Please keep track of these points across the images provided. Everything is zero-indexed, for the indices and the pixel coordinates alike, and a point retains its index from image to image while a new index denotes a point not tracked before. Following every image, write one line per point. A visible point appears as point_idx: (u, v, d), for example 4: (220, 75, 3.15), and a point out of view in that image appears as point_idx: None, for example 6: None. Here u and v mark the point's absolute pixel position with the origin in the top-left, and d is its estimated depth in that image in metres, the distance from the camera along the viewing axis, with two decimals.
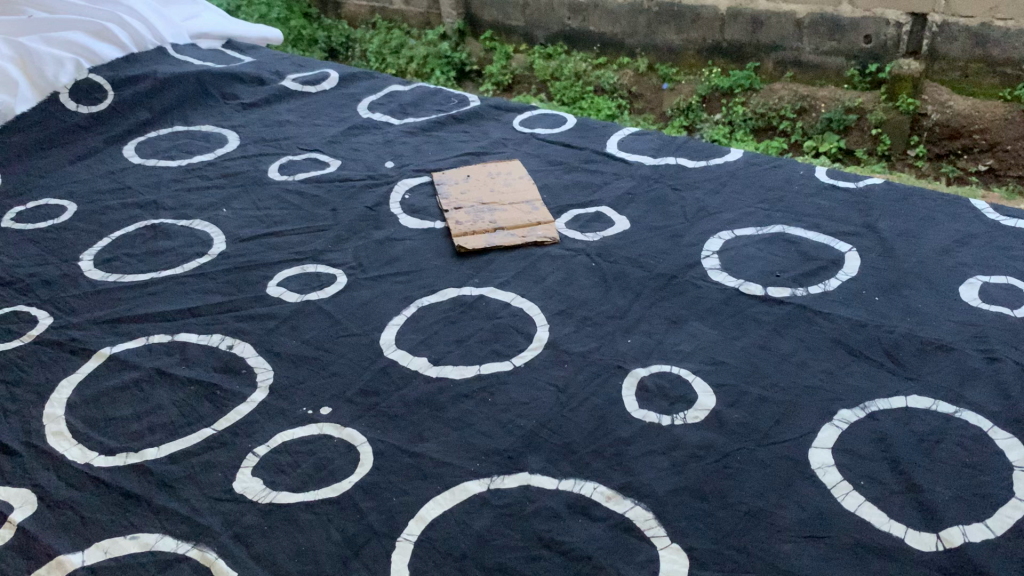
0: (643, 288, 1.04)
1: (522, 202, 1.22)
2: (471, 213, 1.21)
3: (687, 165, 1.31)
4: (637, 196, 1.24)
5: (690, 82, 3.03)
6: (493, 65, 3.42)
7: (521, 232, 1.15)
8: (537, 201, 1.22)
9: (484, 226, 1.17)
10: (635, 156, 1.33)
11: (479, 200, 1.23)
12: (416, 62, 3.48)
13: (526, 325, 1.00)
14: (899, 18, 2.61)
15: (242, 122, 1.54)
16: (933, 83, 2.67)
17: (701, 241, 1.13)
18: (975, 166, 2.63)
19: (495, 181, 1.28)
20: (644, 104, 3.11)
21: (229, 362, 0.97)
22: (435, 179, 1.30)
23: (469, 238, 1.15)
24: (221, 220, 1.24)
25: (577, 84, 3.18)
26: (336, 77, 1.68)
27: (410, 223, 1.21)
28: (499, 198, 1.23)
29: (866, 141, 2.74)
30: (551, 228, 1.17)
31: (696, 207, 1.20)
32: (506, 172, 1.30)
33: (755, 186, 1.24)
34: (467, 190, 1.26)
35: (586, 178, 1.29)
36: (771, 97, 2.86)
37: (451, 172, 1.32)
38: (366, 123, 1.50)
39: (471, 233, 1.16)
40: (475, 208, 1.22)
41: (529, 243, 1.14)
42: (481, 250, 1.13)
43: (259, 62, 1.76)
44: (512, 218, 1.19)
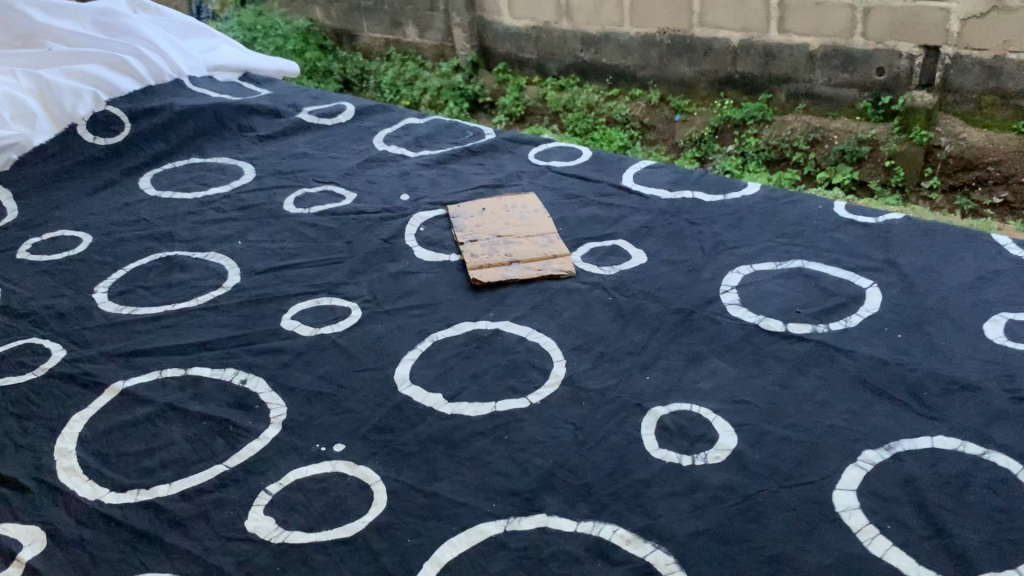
0: (661, 324, 1.03)
1: (538, 235, 1.21)
2: (486, 245, 1.20)
3: (704, 199, 1.30)
4: (653, 229, 1.23)
5: (702, 114, 3.05)
6: (506, 97, 3.45)
7: (537, 265, 1.14)
8: (553, 234, 1.22)
9: (499, 259, 1.16)
10: (652, 189, 1.33)
11: (495, 233, 1.23)
12: (430, 94, 3.52)
13: (543, 361, 0.98)
14: (911, 50, 2.58)
15: (258, 154, 1.54)
16: (946, 115, 2.63)
17: (720, 276, 1.11)
18: (989, 199, 2.61)
19: (510, 214, 1.27)
20: (657, 134, 3.12)
21: (242, 397, 0.96)
22: (450, 211, 1.29)
23: (485, 271, 1.14)
24: (236, 253, 1.24)
25: (589, 115, 3.22)
26: (352, 109, 1.68)
27: (425, 255, 1.20)
28: (514, 231, 1.22)
29: (880, 173, 2.73)
30: (567, 261, 1.16)
31: (713, 241, 1.19)
32: (522, 204, 1.29)
33: (772, 221, 1.23)
34: (483, 222, 1.25)
35: (603, 211, 1.28)
36: (784, 129, 2.88)
37: (467, 204, 1.31)
38: (381, 155, 1.50)
39: (486, 266, 1.15)
40: (490, 240, 1.21)
41: (545, 277, 1.13)
42: (496, 283, 1.12)
43: (275, 94, 1.76)
44: (527, 251, 1.18)
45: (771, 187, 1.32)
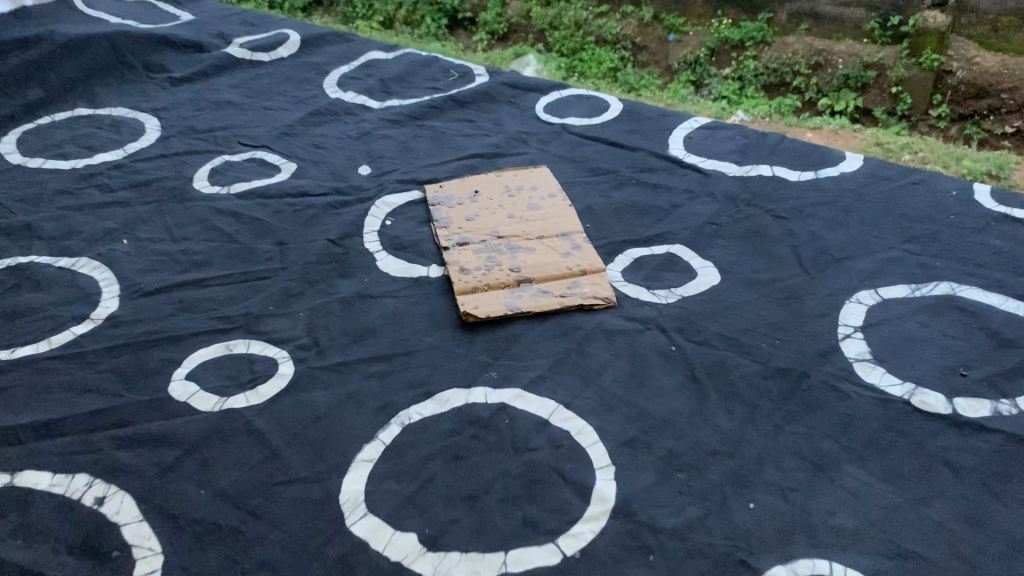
0: (758, 399, 0.67)
1: (555, 237, 0.84)
2: (480, 252, 0.82)
3: (788, 176, 0.92)
4: (722, 227, 0.85)
5: (698, 32, 2.35)
6: (486, 13, 2.67)
7: (558, 287, 0.77)
8: (577, 235, 0.84)
9: (501, 277, 0.79)
10: (713, 162, 0.94)
11: (494, 232, 0.85)
12: (403, 9, 2.97)
13: (578, 467, 0.62)
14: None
15: (168, 103, 1.13)
16: (959, 38, 2.03)
17: (834, 310, 0.75)
18: (1002, 129, 1.99)
19: (514, 199, 0.89)
20: (648, 56, 2.42)
21: (92, 534, 0.59)
22: (429, 195, 0.91)
23: (479, 299, 0.76)
24: (117, 260, 0.85)
25: (576, 34, 2.47)
26: (296, 40, 1.27)
27: (391, 267, 0.82)
28: (522, 230, 0.85)
29: (887, 100, 2.08)
30: (603, 281, 0.78)
31: (813, 247, 0.82)
32: (530, 187, 0.91)
33: (892, 214, 0.86)
34: (474, 214, 0.88)
35: (645, 197, 0.90)
36: (785, 50, 2.20)
37: (450, 183, 0.93)
38: (333, 105, 1.10)
39: (482, 289, 0.78)
40: (487, 244, 0.83)
41: (571, 308, 0.76)
42: (498, 318, 0.75)
43: (197, 20, 1.34)
44: (541, 263, 0.80)
45: (878, 161, 0.95)
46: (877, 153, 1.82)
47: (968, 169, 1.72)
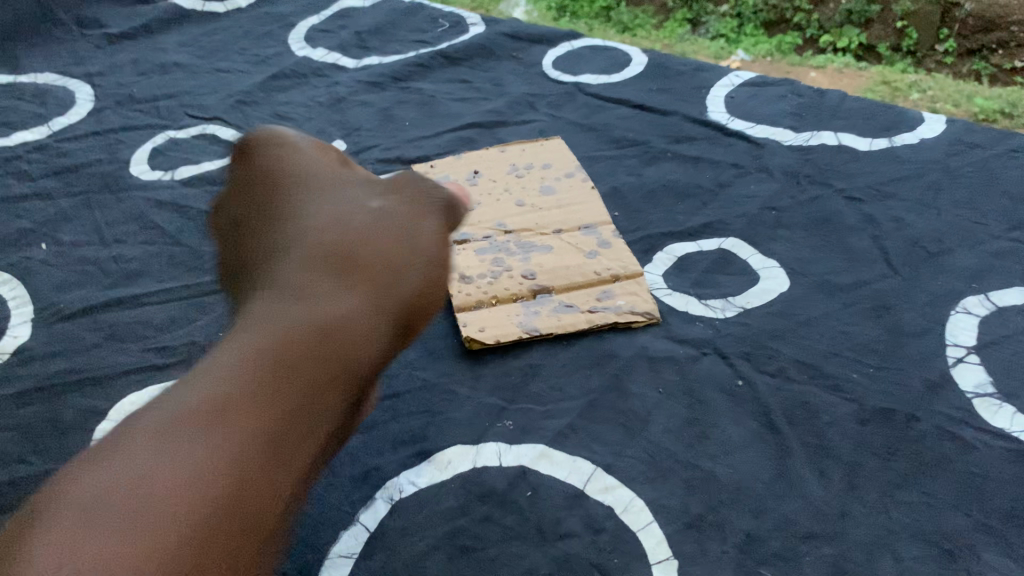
0: (856, 456, 0.51)
1: (575, 230, 0.68)
2: (484, 253, 0.66)
3: (857, 145, 0.75)
4: (783, 215, 0.69)
5: None
6: None
7: (585, 300, 0.61)
8: (602, 227, 0.68)
9: (511, 286, 0.63)
10: (763, 129, 0.78)
11: (500, 224, 0.68)
12: None
13: (626, 563, 0.46)
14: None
15: (103, 67, 0.95)
16: None
17: (939, 325, 0.58)
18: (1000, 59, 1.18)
19: (522, 181, 0.73)
20: None
21: None
22: None
23: (486, 318, 0.60)
24: (32, 270, 0.68)
25: None
26: None
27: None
28: (535, 222, 0.68)
29: (894, 34, 1.22)
30: (642, 290, 0.62)
31: (899, 238, 0.66)
32: (542, 165, 0.75)
33: (991, 192, 0.69)
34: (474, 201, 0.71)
35: (684, 177, 0.74)
36: None
37: (442, 160, 0.76)
38: (301, 65, 0.92)
39: (488, 304, 0.61)
40: (491, 242, 0.67)
41: (603, 328, 0.60)
42: (510, 344, 0.59)
43: None
44: (562, 267, 0.64)
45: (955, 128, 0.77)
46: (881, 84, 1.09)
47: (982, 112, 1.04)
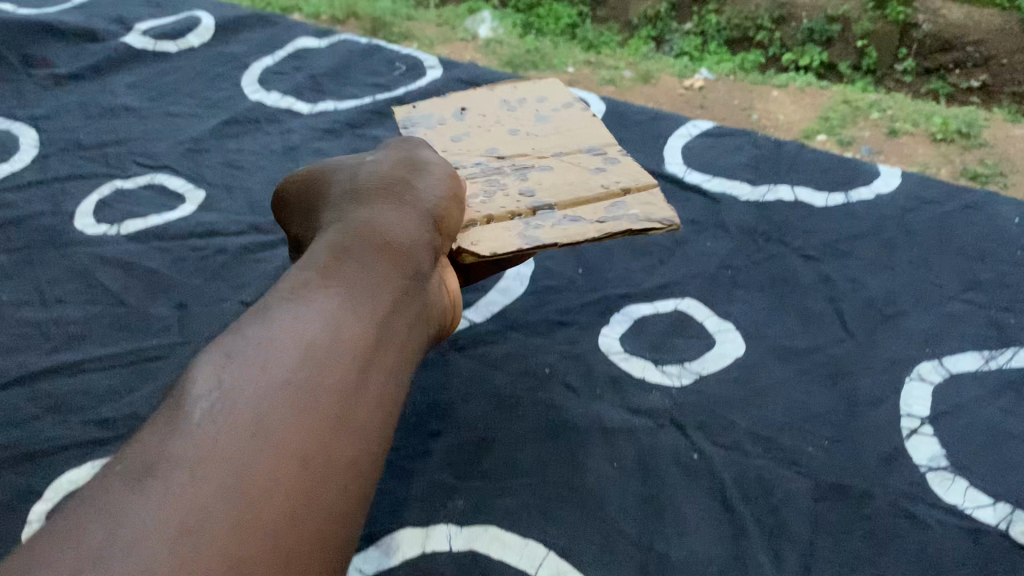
0: (809, 535, 0.50)
1: (580, 152, 0.64)
2: (474, 175, 0.62)
3: (813, 200, 0.75)
4: (740, 273, 0.68)
5: None
6: None
7: (592, 212, 0.57)
8: (608, 149, 0.65)
9: (508, 205, 0.59)
10: (719, 182, 0.78)
11: (491, 152, 0.65)
12: None
13: None
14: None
15: (49, 109, 0.92)
16: None
17: (894, 393, 0.58)
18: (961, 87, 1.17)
19: (515, 115, 0.69)
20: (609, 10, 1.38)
21: None
22: (401, 116, 0.70)
23: (485, 234, 0.56)
24: None
25: None
26: (210, 25, 1.06)
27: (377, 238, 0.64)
28: (535, 136, 0.67)
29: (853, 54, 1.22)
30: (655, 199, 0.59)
31: (855, 299, 0.65)
32: (540, 96, 0.71)
33: (946, 250, 0.70)
34: (461, 133, 0.67)
35: (641, 233, 0.73)
36: None
37: (426, 101, 0.72)
38: (253, 110, 0.90)
39: (482, 222, 0.57)
40: (482, 167, 0.64)
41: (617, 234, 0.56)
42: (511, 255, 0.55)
43: (93, 3, 1.12)
44: (563, 183, 0.61)
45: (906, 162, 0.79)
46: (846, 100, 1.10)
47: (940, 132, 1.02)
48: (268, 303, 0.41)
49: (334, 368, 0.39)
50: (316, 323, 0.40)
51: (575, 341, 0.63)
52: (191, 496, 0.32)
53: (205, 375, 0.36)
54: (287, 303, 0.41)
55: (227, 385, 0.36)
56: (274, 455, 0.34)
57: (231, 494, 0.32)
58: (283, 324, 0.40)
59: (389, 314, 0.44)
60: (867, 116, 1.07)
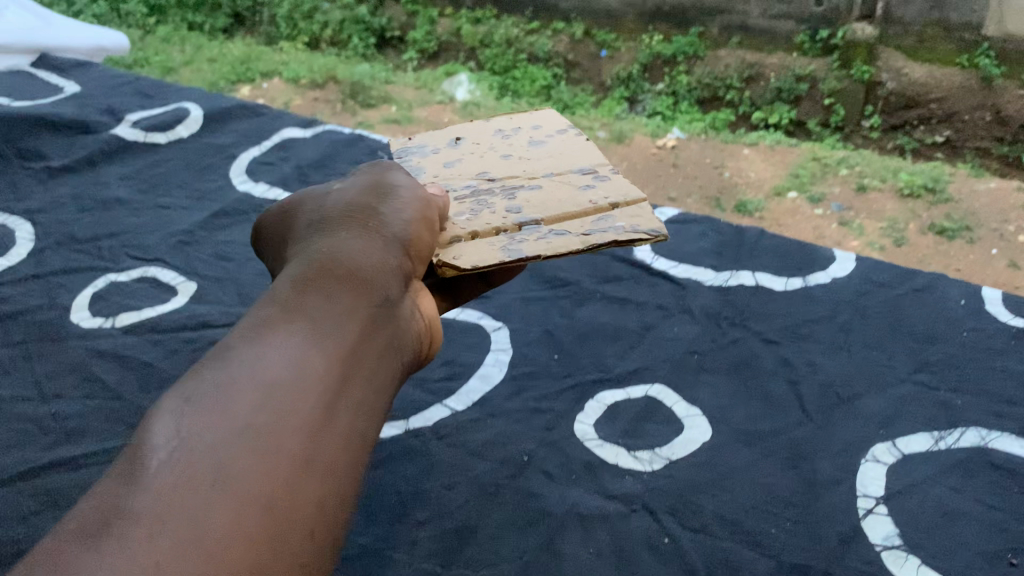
0: None
1: (569, 172, 0.71)
2: (464, 196, 0.68)
3: (773, 285, 0.80)
4: (706, 357, 0.73)
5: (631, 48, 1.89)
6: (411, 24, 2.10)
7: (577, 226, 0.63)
8: (596, 168, 0.71)
9: (495, 221, 0.64)
10: (685, 268, 0.83)
11: (482, 176, 0.71)
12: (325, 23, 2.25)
13: None
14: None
15: (43, 203, 0.96)
16: (886, 49, 1.68)
17: (850, 475, 0.62)
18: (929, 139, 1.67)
19: (509, 142, 0.76)
20: (580, 72, 1.95)
21: None
22: (397, 147, 0.76)
23: (471, 248, 0.62)
24: None
25: (507, 51, 1.97)
26: (198, 116, 1.11)
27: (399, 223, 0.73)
28: (524, 159, 0.73)
29: (820, 111, 1.73)
30: (643, 213, 0.65)
31: (814, 382, 0.70)
32: (534, 125, 0.78)
33: (898, 330, 0.75)
34: (453, 160, 0.74)
35: (612, 317, 0.78)
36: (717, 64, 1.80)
37: (421, 134, 0.78)
38: (242, 201, 0.95)
39: (468, 239, 0.63)
40: (471, 189, 0.70)
41: (601, 246, 0.61)
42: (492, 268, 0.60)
43: (85, 93, 1.17)
44: (552, 202, 0.66)
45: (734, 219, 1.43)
46: (814, 160, 1.56)
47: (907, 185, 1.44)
48: (229, 345, 0.44)
49: (296, 401, 0.42)
50: (278, 361, 0.43)
51: (552, 427, 0.67)
52: (154, 533, 0.34)
53: (166, 422, 0.39)
54: (259, 346, 0.44)
55: (189, 428, 0.39)
56: (232, 492, 0.37)
57: (190, 528, 0.35)
58: (244, 364, 0.43)
59: (355, 342, 0.47)
60: (833, 172, 1.52)
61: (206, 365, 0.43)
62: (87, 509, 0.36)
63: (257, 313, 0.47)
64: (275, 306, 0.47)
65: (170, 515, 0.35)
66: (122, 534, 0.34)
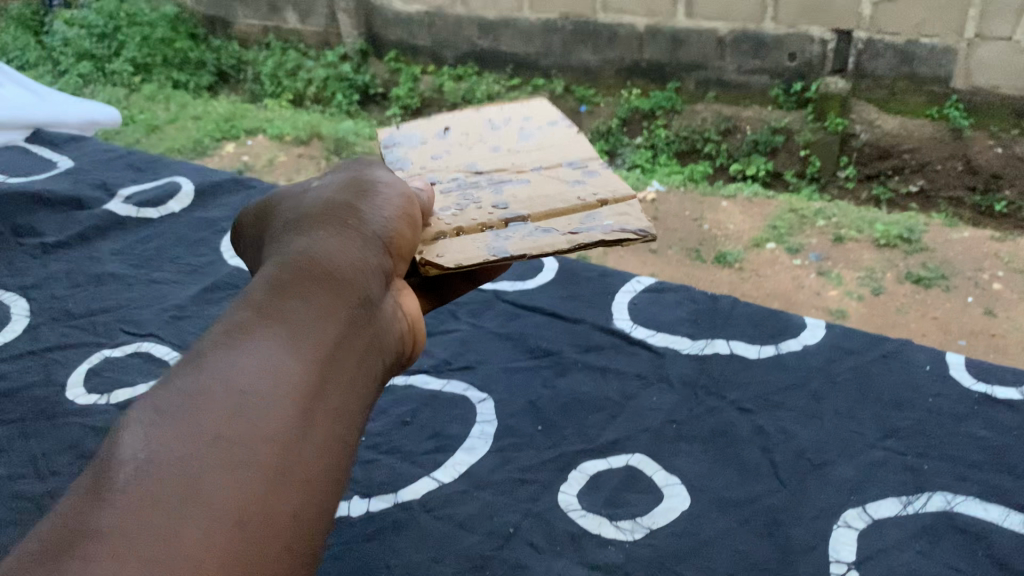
0: None
1: (558, 167, 0.76)
2: (451, 189, 0.73)
3: (748, 353, 0.83)
4: (685, 426, 0.75)
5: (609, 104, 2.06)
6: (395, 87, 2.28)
7: (564, 225, 0.66)
8: (585, 164, 0.76)
9: (482, 218, 0.68)
10: (664, 337, 0.86)
11: (469, 169, 0.77)
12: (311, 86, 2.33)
13: None
14: (821, 34, 1.80)
15: (38, 279, 0.99)
16: (859, 102, 1.85)
17: (823, 541, 0.65)
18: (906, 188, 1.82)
19: (497, 136, 0.82)
20: None
21: None
22: (388, 138, 0.83)
23: (456, 245, 0.65)
24: None
25: None
26: (189, 191, 1.14)
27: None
28: (511, 154, 0.79)
29: (796, 163, 1.89)
30: (629, 211, 0.68)
31: (787, 450, 0.72)
32: (524, 120, 0.85)
33: (867, 397, 0.78)
34: (441, 152, 0.80)
35: (594, 386, 0.80)
36: (694, 118, 1.97)
37: (411, 125, 0.85)
38: (233, 275, 0.98)
39: (451, 235, 0.66)
40: (459, 182, 0.75)
41: (588, 245, 0.64)
42: (478, 266, 0.62)
43: (78, 168, 1.20)
44: (538, 198, 0.71)
45: (712, 270, 1.48)
46: (791, 212, 1.64)
47: (883, 235, 1.53)
48: (205, 350, 0.44)
49: (263, 408, 0.42)
50: (250, 368, 0.43)
51: (536, 498, 0.69)
52: (124, 539, 0.35)
53: (135, 433, 0.39)
54: (235, 354, 0.44)
55: (157, 436, 0.39)
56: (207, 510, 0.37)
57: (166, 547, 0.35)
58: (212, 374, 0.43)
59: (330, 352, 0.48)
60: (811, 224, 1.60)
61: (175, 373, 0.43)
62: (34, 539, 0.35)
63: (233, 314, 0.48)
64: (245, 311, 0.48)
65: (142, 520, 0.36)
66: (85, 558, 0.34)
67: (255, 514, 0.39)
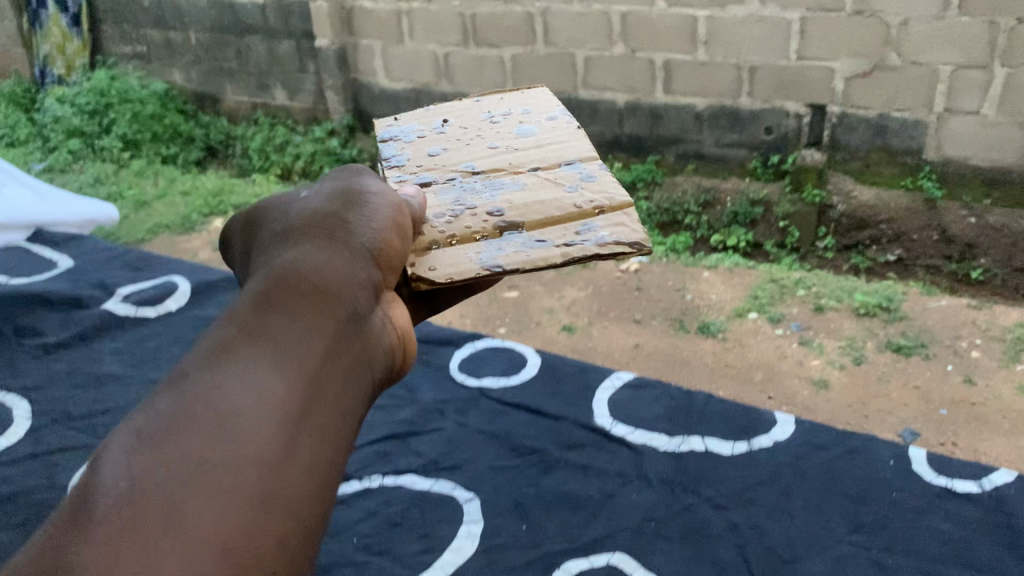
0: None
1: (554, 167, 0.77)
2: (449, 190, 0.75)
3: (721, 449, 0.87)
4: (659, 524, 0.79)
5: None
6: None
7: (558, 236, 0.68)
8: (580, 164, 0.77)
9: (477, 225, 0.70)
10: (642, 433, 0.90)
11: (467, 167, 0.79)
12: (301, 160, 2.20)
13: None
14: (796, 108, 1.71)
15: (39, 380, 1.02)
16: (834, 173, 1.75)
17: None
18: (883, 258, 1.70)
19: (494, 129, 0.84)
20: None
21: None
22: (388, 129, 0.86)
23: (450, 256, 0.67)
24: None
25: None
26: (185, 291, 1.19)
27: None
28: (507, 150, 0.81)
29: (776, 234, 1.77)
30: (625, 220, 0.70)
31: (760, 545, 0.76)
32: (523, 110, 0.87)
33: (835, 493, 0.82)
34: (439, 146, 0.82)
35: (573, 486, 0.84)
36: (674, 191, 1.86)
37: (411, 115, 0.89)
38: None
39: (446, 244, 0.69)
40: (457, 180, 0.77)
41: (582, 258, 0.66)
42: (471, 279, 0.65)
43: (78, 268, 1.25)
44: (533, 202, 0.73)
45: (695, 341, 1.43)
46: (771, 281, 1.61)
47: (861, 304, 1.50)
48: (189, 376, 0.48)
49: (249, 431, 0.45)
50: (232, 391, 0.47)
51: None
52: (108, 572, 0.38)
53: (119, 464, 0.43)
54: (216, 379, 0.47)
55: (140, 467, 0.42)
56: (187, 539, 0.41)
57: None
58: (201, 393, 0.46)
59: (315, 365, 0.51)
60: (792, 292, 1.56)
61: (165, 396, 0.47)
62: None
63: (219, 333, 0.51)
64: (233, 330, 0.51)
65: (126, 551, 0.39)
66: None
67: (242, 531, 0.42)
